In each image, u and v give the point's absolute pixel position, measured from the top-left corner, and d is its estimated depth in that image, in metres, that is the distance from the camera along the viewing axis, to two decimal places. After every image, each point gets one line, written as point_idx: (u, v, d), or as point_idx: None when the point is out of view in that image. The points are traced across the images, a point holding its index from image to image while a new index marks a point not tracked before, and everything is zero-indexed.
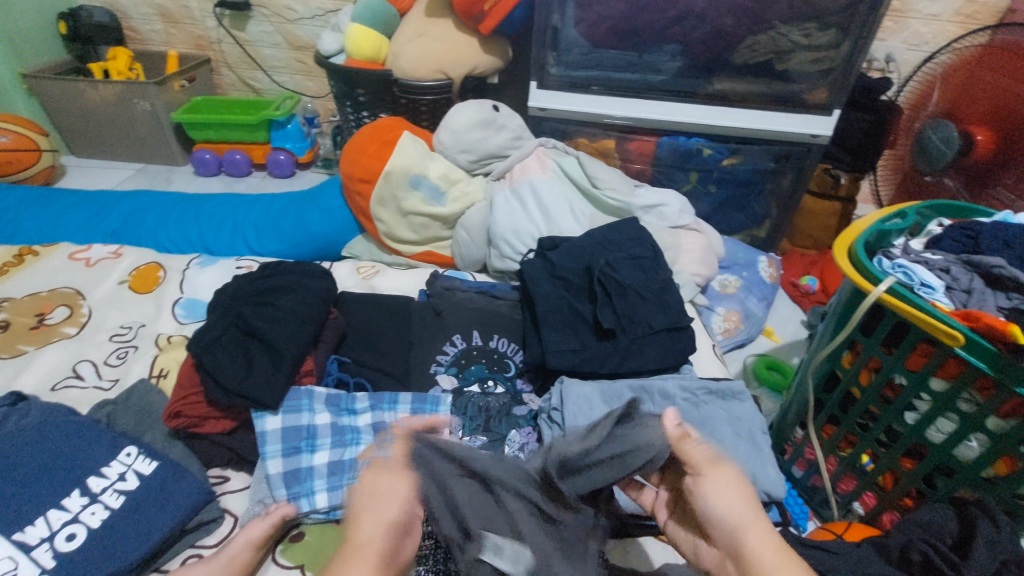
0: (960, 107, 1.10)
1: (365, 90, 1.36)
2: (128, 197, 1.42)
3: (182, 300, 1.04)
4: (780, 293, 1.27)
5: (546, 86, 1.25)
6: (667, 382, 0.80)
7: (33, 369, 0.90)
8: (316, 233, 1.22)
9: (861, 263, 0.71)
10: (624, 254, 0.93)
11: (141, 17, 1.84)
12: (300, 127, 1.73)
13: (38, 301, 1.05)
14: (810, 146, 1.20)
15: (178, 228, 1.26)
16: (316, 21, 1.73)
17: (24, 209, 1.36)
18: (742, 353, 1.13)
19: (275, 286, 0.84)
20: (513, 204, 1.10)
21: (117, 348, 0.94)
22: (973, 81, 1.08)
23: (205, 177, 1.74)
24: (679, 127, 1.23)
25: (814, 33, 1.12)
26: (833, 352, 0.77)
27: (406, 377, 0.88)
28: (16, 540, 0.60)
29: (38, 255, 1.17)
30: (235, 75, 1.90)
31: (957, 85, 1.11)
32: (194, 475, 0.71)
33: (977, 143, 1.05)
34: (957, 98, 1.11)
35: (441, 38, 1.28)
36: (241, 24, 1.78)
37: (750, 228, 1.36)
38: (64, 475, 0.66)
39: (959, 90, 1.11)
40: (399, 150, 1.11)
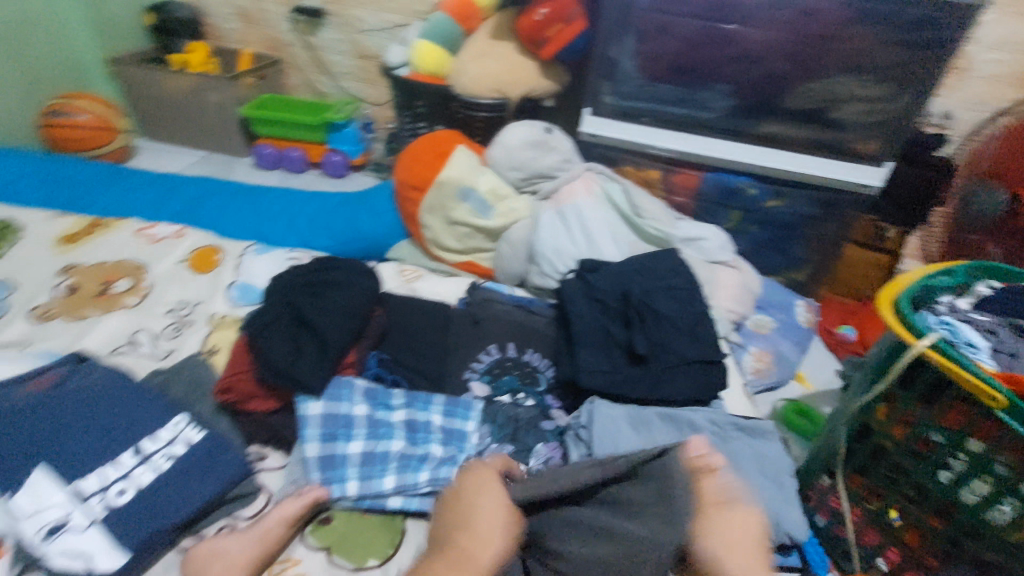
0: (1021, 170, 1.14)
1: (425, 102, 1.42)
2: (192, 182, 1.50)
3: (235, 283, 1.10)
4: (815, 339, 1.26)
5: (599, 113, 1.29)
6: (695, 413, 0.81)
7: (96, 332, 0.96)
8: (364, 233, 1.27)
9: (906, 316, 0.72)
10: (663, 283, 0.95)
11: (222, 16, 1.97)
12: (357, 131, 1.81)
13: (104, 270, 1.12)
14: (858, 195, 1.18)
15: (237, 215, 1.33)
16: (383, 33, 1.82)
17: (99, 184, 1.46)
18: (772, 396, 1.12)
19: (326, 279, 0.88)
20: (557, 224, 1.14)
21: (173, 322, 1.00)
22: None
23: (263, 170, 1.82)
24: (726, 164, 1.22)
25: (870, 84, 1.14)
26: (869, 403, 0.76)
27: (441, 380, 0.90)
28: (74, 488, 0.65)
29: (107, 228, 1.25)
30: (301, 77, 2.01)
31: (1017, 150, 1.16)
32: (236, 449, 0.75)
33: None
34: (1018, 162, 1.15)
35: (502, 60, 1.34)
36: (312, 30, 1.88)
37: (789, 272, 1.36)
38: (121, 434, 0.71)
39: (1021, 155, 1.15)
40: (452, 162, 1.16)
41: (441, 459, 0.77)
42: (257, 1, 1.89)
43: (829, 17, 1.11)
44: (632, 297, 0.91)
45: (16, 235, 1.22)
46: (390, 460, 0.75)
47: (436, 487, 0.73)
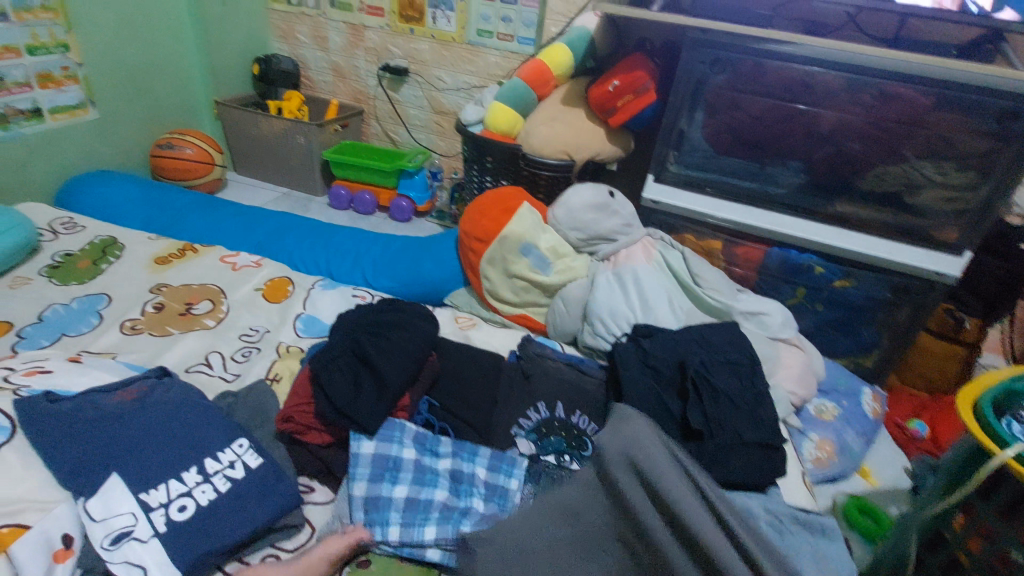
0: None
1: (493, 158, 1.50)
2: (274, 215, 1.62)
3: (303, 315, 1.16)
4: (882, 432, 1.18)
5: (663, 180, 1.31)
6: (751, 499, 0.78)
7: (175, 349, 1.04)
8: (425, 277, 1.32)
9: (988, 421, 0.67)
10: (721, 356, 0.93)
11: (317, 69, 2.17)
12: (426, 180, 1.92)
13: (189, 292, 1.22)
14: (935, 282, 1.13)
15: (311, 250, 1.43)
16: (460, 93, 1.95)
17: (193, 211, 1.61)
18: (832, 489, 1.05)
19: (390, 322, 0.92)
20: (614, 286, 1.15)
21: (243, 347, 1.06)
22: None
23: (336, 209, 1.95)
24: (793, 241, 1.22)
25: (948, 171, 1.13)
26: (944, 510, 0.71)
27: (487, 432, 0.90)
28: (141, 499, 0.69)
29: (196, 253, 1.36)
30: (380, 126, 2.16)
31: None
32: (289, 478, 0.78)
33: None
34: None
35: (572, 124, 1.40)
36: (396, 86, 2.05)
37: (855, 355, 1.29)
38: (187, 451, 0.75)
39: None
40: (518, 218, 1.20)
41: (482, 515, 0.77)
42: (350, 58, 2.08)
43: (908, 105, 1.09)
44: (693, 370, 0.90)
45: (119, 252, 1.36)
46: (433, 510, 0.76)
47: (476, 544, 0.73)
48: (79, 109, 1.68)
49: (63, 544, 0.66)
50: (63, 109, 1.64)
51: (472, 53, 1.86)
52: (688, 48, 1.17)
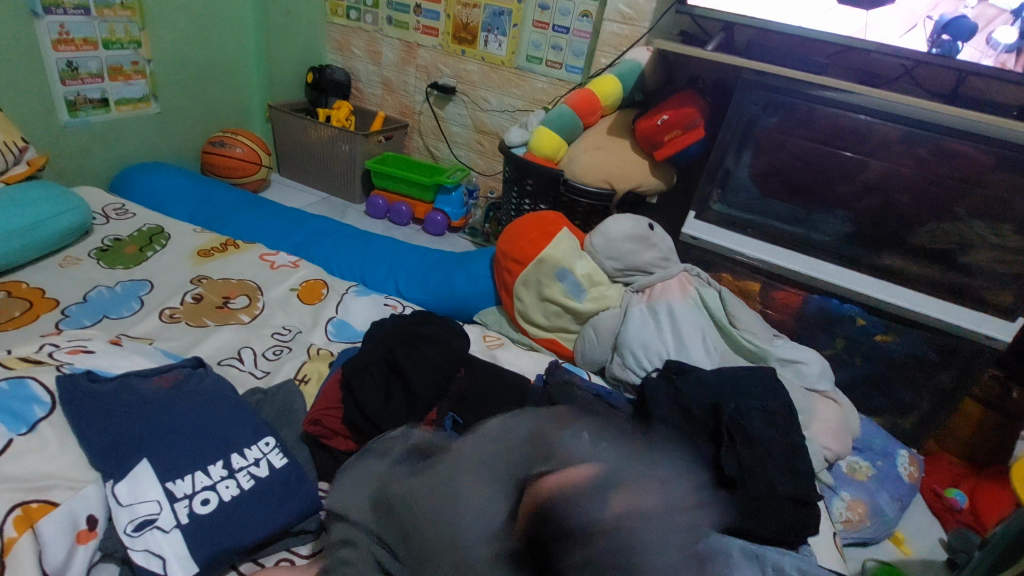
0: None
1: (534, 182, 1.51)
2: (314, 218, 1.65)
3: (335, 319, 1.17)
4: (917, 499, 1.13)
5: (704, 218, 1.30)
6: (785, 557, 0.73)
7: (209, 341, 1.05)
8: (456, 293, 1.33)
9: None
10: (756, 403, 0.91)
11: (367, 82, 2.24)
12: (462, 196, 1.94)
13: (227, 286, 1.24)
14: (985, 347, 1.09)
15: (347, 256, 1.45)
16: (504, 115, 1.98)
17: (237, 208, 1.65)
18: (861, 553, 1.01)
19: (424, 334, 0.92)
20: (647, 319, 1.13)
21: (275, 345, 1.07)
22: None
23: (372, 218, 1.99)
24: (835, 290, 1.19)
25: (1007, 233, 1.08)
26: None
27: None
28: (166, 488, 0.69)
29: (237, 249, 1.40)
30: (423, 141, 2.21)
31: None
32: (311, 482, 0.78)
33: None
34: None
35: (615, 154, 1.41)
36: (442, 104, 2.09)
37: (892, 414, 1.24)
38: (216, 445, 0.75)
39: None
40: (555, 243, 1.19)
41: None
42: (401, 74, 2.14)
43: (969, 163, 1.06)
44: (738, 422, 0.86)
45: (164, 241, 1.40)
46: None
47: None
48: (142, 102, 1.76)
49: (87, 525, 0.66)
50: (127, 101, 1.71)
51: (521, 77, 1.89)
52: (741, 89, 1.17)
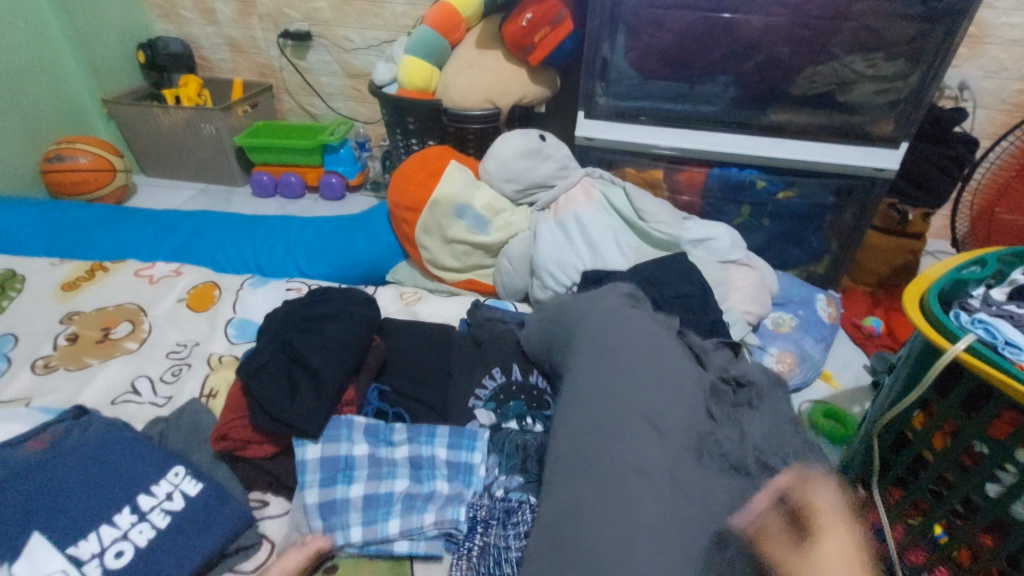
0: None
1: (415, 119, 1.39)
2: (192, 216, 1.49)
3: (234, 319, 1.08)
4: (839, 334, 1.20)
5: (594, 115, 1.24)
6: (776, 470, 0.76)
7: (96, 382, 0.95)
8: (362, 257, 1.24)
9: (936, 317, 0.63)
10: (671, 291, 0.93)
11: (211, 47, 1.96)
12: (352, 151, 1.79)
13: (104, 316, 1.11)
14: (875, 179, 1.13)
15: (233, 248, 1.31)
16: (372, 51, 1.80)
17: (98, 225, 1.45)
18: (798, 399, 1.06)
19: (322, 314, 0.85)
20: (557, 235, 1.09)
21: (172, 366, 0.98)
22: None
23: (262, 198, 1.81)
24: (732, 159, 1.19)
25: (879, 63, 1.07)
26: (903, 412, 0.67)
27: (445, 409, 0.86)
28: (69, 554, 0.63)
29: (107, 272, 1.23)
30: (294, 100, 1.99)
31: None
32: (236, 500, 0.73)
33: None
34: None
35: (490, 69, 1.30)
36: (301, 54, 1.87)
37: (806, 264, 1.29)
38: (116, 492, 0.69)
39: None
40: (446, 179, 1.12)
41: (447, 497, 0.74)
42: (245, 29, 1.88)
43: None
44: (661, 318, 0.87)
45: (19, 287, 1.21)
46: (395, 501, 0.72)
47: (443, 528, 0.70)
48: None
49: None
50: None
51: (377, 4, 1.70)
52: None
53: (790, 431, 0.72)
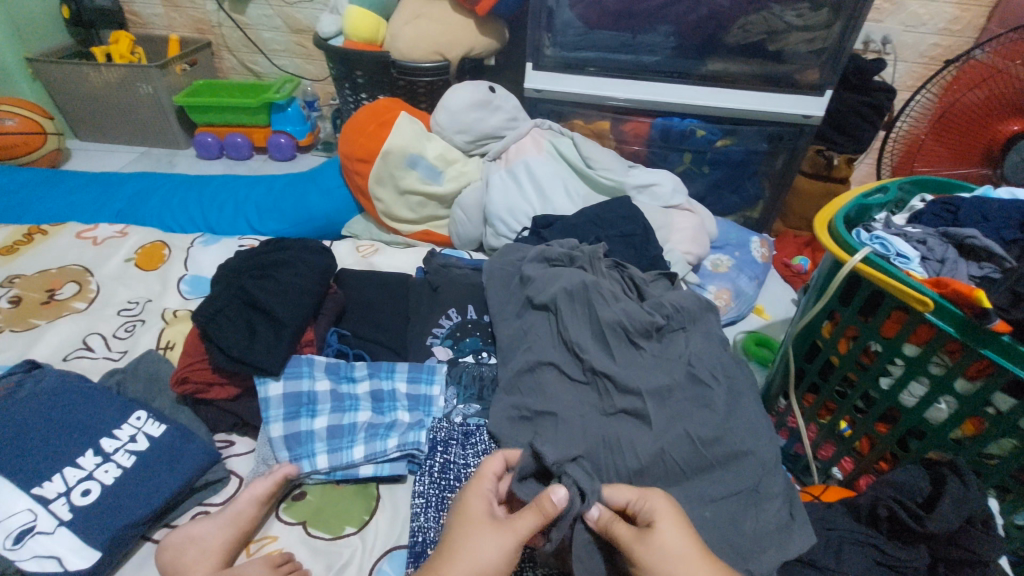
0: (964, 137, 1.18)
1: (363, 73, 1.37)
2: (133, 178, 1.44)
3: (187, 276, 1.08)
4: (772, 273, 1.29)
5: (542, 67, 1.26)
6: None
7: (45, 341, 0.94)
8: (315, 213, 1.24)
9: (840, 235, 0.70)
10: (615, 231, 0.99)
11: (142, 1, 1.85)
12: (301, 110, 1.75)
13: (47, 277, 1.08)
14: (804, 126, 1.21)
15: (182, 208, 1.29)
16: (315, 4, 1.74)
17: (31, 190, 1.38)
18: (733, 330, 1.15)
19: (278, 261, 0.86)
20: (509, 183, 1.13)
21: (125, 322, 0.98)
22: (947, 124, 1.20)
23: (207, 160, 1.76)
24: (674, 108, 1.24)
25: (806, 13, 1.13)
26: (813, 322, 0.75)
27: (404, 348, 0.90)
28: (34, 494, 0.65)
29: (46, 235, 1.19)
30: (236, 58, 1.92)
31: (936, 125, 1.22)
32: (201, 438, 0.76)
33: (1010, 133, 1.11)
34: (944, 133, 1.21)
35: (437, 20, 1.29)
36: (240, 8, 1.79)
37: (743, 209, 1.38)
38: (77, 435, 0.70)
39: (940, 128, 1.22)
40: (396, 130, 1.13)
41: (409, 424, 0.78)
42: None
43: None
44: (603, 255, 0.92)
45: None
46: (357, 431, 0.76)
47: (405, 450, 0.74)
48: None
49: None
50: None
51: None
52: None
53: (717, 347, 0.80)
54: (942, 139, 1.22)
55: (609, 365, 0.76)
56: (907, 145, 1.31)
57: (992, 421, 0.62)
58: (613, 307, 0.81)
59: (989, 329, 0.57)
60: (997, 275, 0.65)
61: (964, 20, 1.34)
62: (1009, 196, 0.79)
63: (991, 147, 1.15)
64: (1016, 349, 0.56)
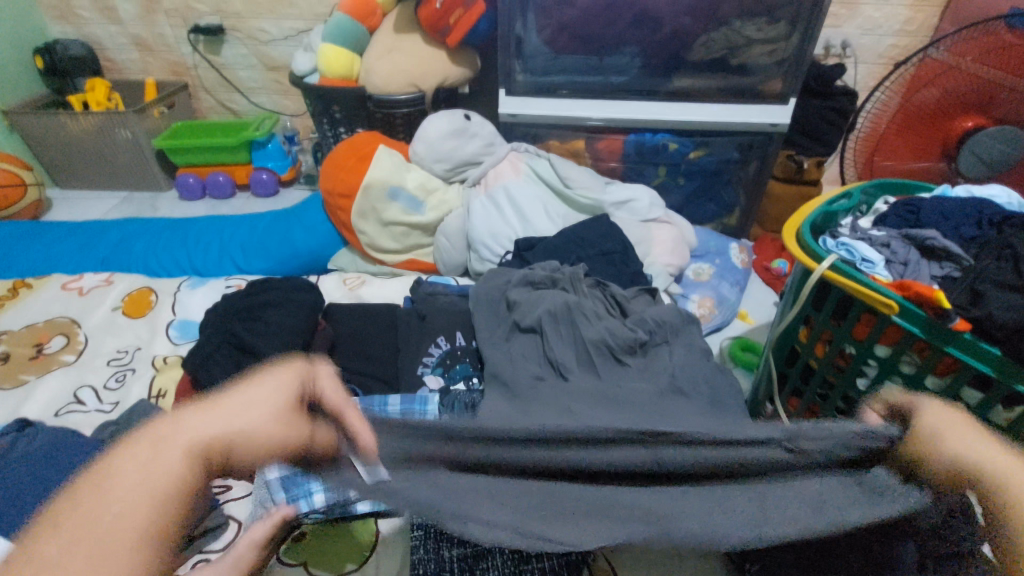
0: (923, 132, 1.21)
1: (341, 107, 1.40)
2: (116, 225, 1.44)
3: (175, 321, 1.08)
4: (753, 277, 1.33)
5: (515, 92, 1.29)
6: None
7: (35, 397, 0.94)
8: (300, 249, 1.25)
9: (807, 243, 0.73)
10: (597, 250, 1.02)
11: (116, 47, 1.86)
12: (281, 146, 1.77)
13: (35, 331, 1.08)
14: (771, 134, 1.25)
15: (167, 251, 1.29)
16: (290, 42, 1.77)
17: (14, 243, 1.38)
18: (719, 337, 1.17)
19: (267, 302, 0.87)
20: (490, 208, 1.15)
21: (116, 372, 0.98)
22: (909, 118, 1.22)
23: (190, 201, 1.77)
24: (645, 125, 1.27)
25: (765, 26, 1.17)
26: (790, 327, 0.78)
27: (397, 380, 0.91)
28: None
29: (31, 288, 1.19)
30: (213, 99, 1.93)
31: (899, 120, 1.24)
32: (197, 485, 0.76)
33: (966, 128, 1.15)
34: (904, 128, 1.23)
35: (411, 53, 1.32)
36: (215, 49, 1.81)
37: (721, 217, 1.42)
38: None
39: (902, 123, 1.23)
40: (376, 163, 1.15)
41: None
42: (150, 26, 1.79)
43: None
44: (584, 274, 0.95)
45: None
46: None
47: None
48: None
49: None
50: None
51: None
52: None
53: (699, 358, 0.82)
54: (902, 135, 1.24)
55: (596, 382, 0.77)
56: (866, 140, 1.31)
57: (965, 415, 0.64)
58: (595, 326, 0.83)
59: (950, 328, 0.60)
60: (958, 273, 0.69)
61: (916, 22, 1.40)
62: (966, 193, 0.82)
63: (947, 143, 1.19)
64: (978, 346, 0.59)
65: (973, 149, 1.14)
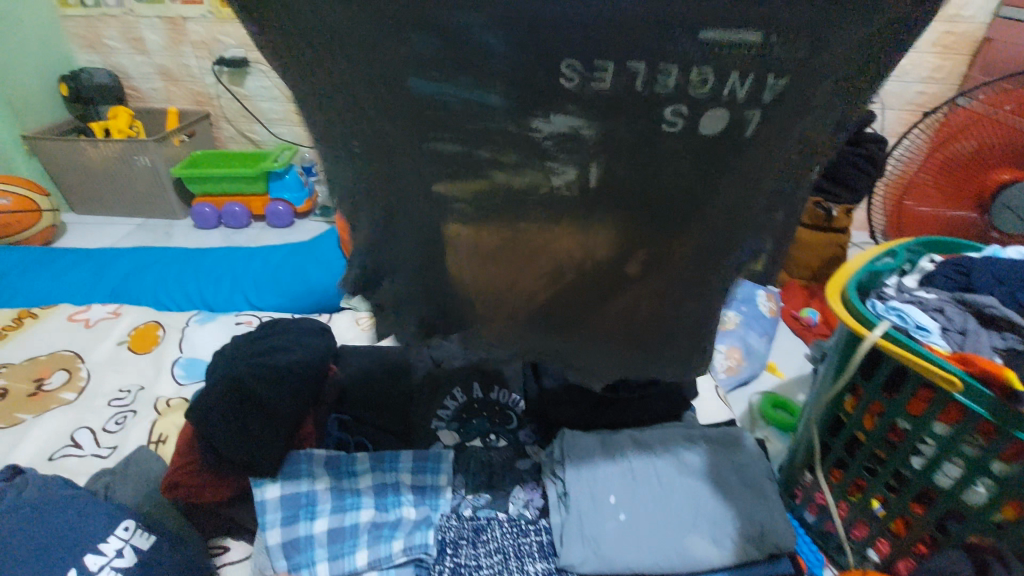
0: (957, 183, 1.16)
1: None
2: (128, 253, 1.42)
3: (181, 359, 1.04)
4: (781, 326, 1.27)
5: None
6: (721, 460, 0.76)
7: (30, 439, 0.90)
8: (314, 285, 1.21)
9: (854, 305, 0.68)
10: None
11: (141, 77, 1.88)
12: (298, 176, 1.76)
13: (37, 366, 1.04)
14: None
15: (177, 284, 1.26)
16: None
17: (23, 270, 1.36)
18: (747, 392, 1.11)
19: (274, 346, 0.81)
20: None
21: (116, 413, 0.94)
22: (946, 165, 1.17)
23: (204, 230, 1.75)
24: None
25: None
26: (835, 396, 0.73)
27: (408, 434, 0.86)
28: None
29: (37, 319, 1.16)
30: (233, 127, 1.94)
31: (935, 167, 1.19)
32: (192, 549, 0.71)
33: (1001, 182, 1.09)
34: (940, 175, 1.19)
35: None
36: (238, 80, 1.83)
37: None
38: (59, 553, 0.65)
39: (939, 170, 1.19)
40: None
41: (415, 522, 0.74)
42: (176, 56, 1.82)
43: None
44: None
45: None
46: (361, 533, 0.72)
47: (412, 554, 0.70)
48: None
49: None
50: None
51: None
52: None
53: None
54: (938, 182, 1.20)
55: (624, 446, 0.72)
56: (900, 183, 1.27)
57: None
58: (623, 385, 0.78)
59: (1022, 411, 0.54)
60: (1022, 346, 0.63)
61: (944, 71, 1.38)
62: (1019, 255, 0.78)
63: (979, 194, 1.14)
64: None
65: (1009, 206, 1.08)
